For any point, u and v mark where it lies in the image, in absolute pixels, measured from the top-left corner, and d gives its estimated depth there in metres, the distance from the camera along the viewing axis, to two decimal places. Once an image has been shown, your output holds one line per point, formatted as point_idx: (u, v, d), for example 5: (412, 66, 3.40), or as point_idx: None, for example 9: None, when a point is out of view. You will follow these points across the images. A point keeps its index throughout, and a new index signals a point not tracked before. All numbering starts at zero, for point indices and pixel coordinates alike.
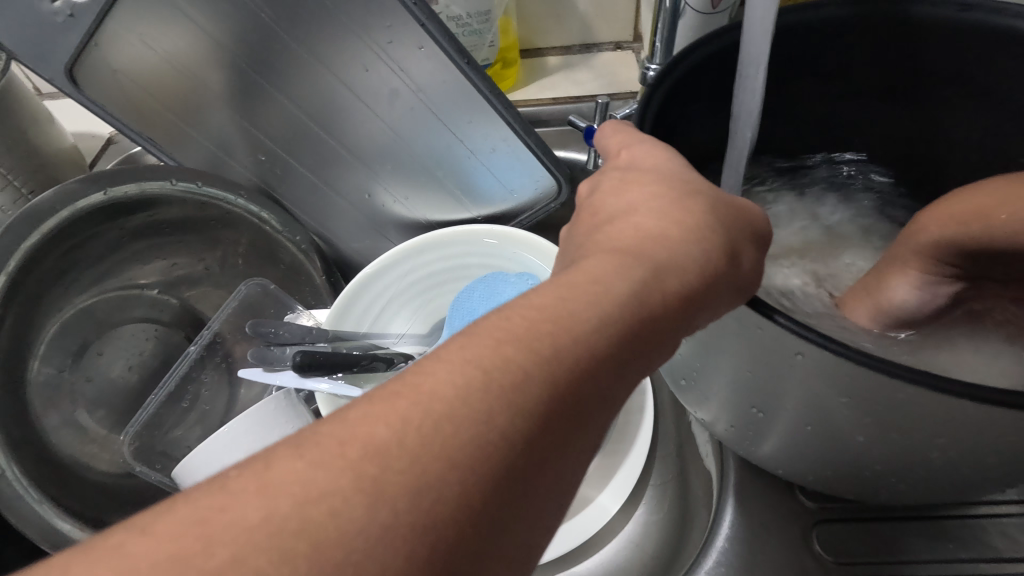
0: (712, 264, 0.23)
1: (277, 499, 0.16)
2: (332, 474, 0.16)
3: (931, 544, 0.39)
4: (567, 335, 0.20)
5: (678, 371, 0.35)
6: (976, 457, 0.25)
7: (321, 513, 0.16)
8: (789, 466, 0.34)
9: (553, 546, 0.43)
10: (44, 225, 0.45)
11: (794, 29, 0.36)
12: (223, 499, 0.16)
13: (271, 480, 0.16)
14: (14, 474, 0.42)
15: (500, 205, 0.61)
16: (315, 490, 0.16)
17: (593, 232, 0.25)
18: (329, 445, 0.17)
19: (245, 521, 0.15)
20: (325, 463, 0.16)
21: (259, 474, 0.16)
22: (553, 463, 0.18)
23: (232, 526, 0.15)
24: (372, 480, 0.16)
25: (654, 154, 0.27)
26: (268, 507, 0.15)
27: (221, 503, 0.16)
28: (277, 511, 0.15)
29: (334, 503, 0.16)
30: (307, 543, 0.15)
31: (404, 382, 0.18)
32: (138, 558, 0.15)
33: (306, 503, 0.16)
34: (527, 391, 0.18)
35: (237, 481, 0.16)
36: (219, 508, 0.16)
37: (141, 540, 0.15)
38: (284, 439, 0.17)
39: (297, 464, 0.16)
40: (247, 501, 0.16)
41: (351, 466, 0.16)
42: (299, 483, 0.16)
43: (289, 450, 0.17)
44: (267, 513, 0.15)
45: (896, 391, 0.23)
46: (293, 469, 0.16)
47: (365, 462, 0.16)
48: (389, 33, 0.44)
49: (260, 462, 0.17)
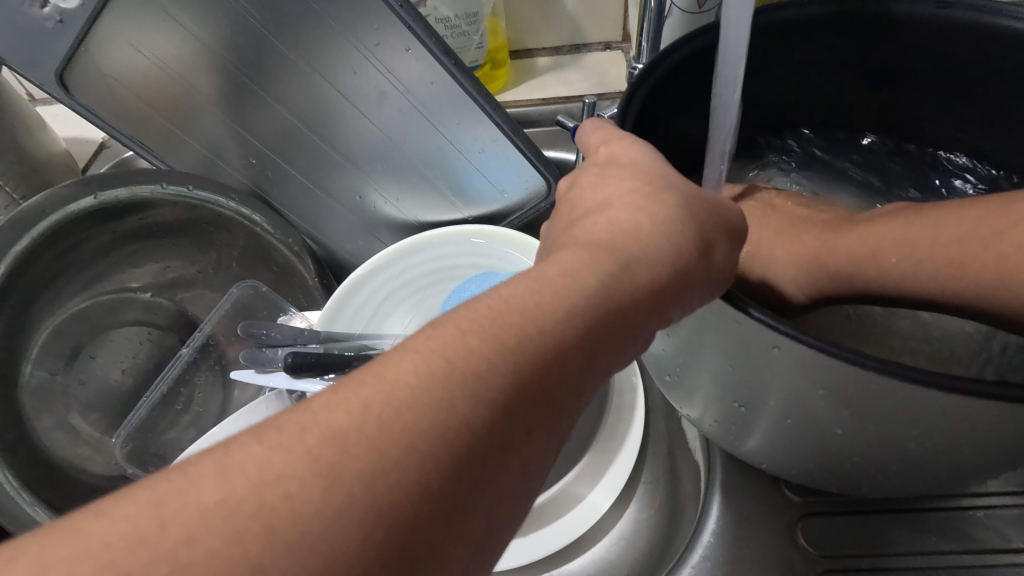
0: (680, 256, 0.24)
1: (233, 482, 0.16)
2: (290, 458, 0.16)
3: (917, 537, 0.39)
4: (531, 325, 0.20)
5: (663, 367, 0.36)
6: (950, 446, 0.25)
7: (277, 496, 0.16)
8: (774, 461, 0.35)
9: (544, 543, 0.43)
10: (35, 229, 0.45)
11: (774, 27, 0.36)
12: (181, 483, 0.16)
13: (230, 465, 0.16)
14: (6, 479, 0.43)
15: (491, 205, 0.61)
16: (272, 473, 0.16)
17: (570, 226, 0.25)
18: (290, 430, 0.17)
19: (199, 502, 0.16)
20: (286, 447, 0.17)
21: (218, 459, 0.17)
22: (515, 451, 0.18)
23: (188, 507, 0.15)
24: (329, 464, 0.16)
25: (632, 150, 0.27)
26: (224, 489, 0.16)
27: (178, 485, 0.16)
28: (232, 493, 0.16)
29: (290, 486, 0.16)
30: (260, 523, 0.15)
31: (368, 371, 0.19)
32: (93, 539, 0.15)
33: (261, 485, 0.16)
34: (488, 379, 0.18)
35: (195, 467, 0.16)
36: (176, 490, 0.16)
37: (99, 519, 0.15)
38: (247, 427, 0.18)
39: (255, 448, 0.17)
40: (203, 484, 0.16)
41: (310, 451, 0.17)
42: (256, 466, 0.16)
43: (251, 436, 0.17)
44: (223, 494, 0.16)
45: (868, 382, 0.23)
46: (252, 454, 0.17)
47: (324, 447, 0.17)
48: (377, 35, 0.45)
49: (219, 450, 0.17)
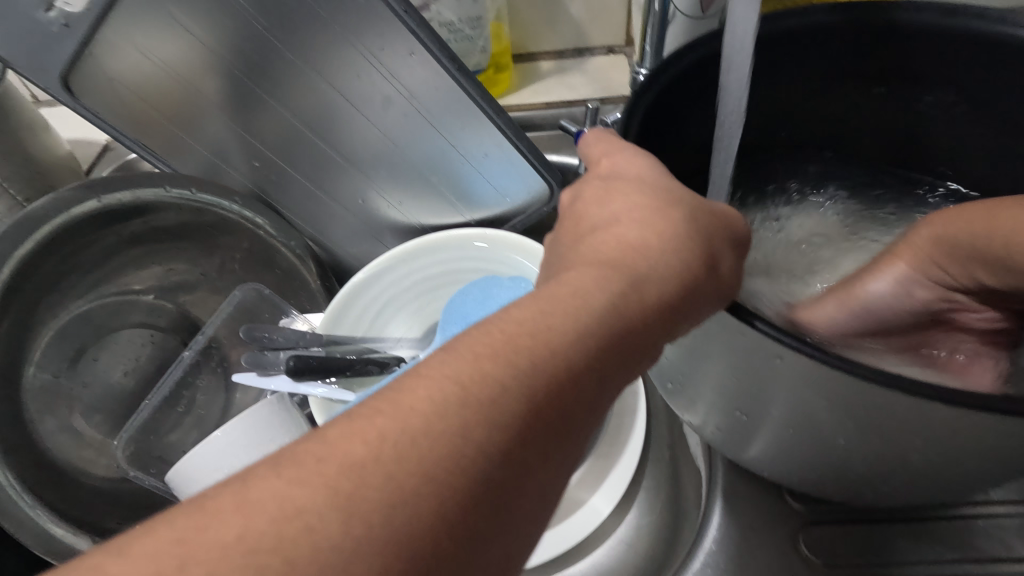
0: (690, 274, 0.23)
1: (253, 517, 0.16)
2: (309, 491, 0.16)
3: (919, 545, 0.39)
4: (543, 348, 0.20)
5: (665, 375, 0.36)
6: (955, 458, 0.25)
7: (297, 530, 0.16)
8: (776, 469, 0.35)
9: (547, 548, 0.43)
10: (39, 232, 0.45)
11: (780, 34, 0.36)
12: (201, 518, 0.16)
13: (251, 499, 0.16)
14: (9, 480, 0.43)
15: (494, 209, 0.61)
16: (292, 507, 0.16)
17: (577, 244, 0.25)
18: (308, 462, 0.17)
19: (220, 539, 0.16)
20: (304, 481, 0.17)
21: (237, 494, 0.16)
22: (531, 475, 0.18)
23: (208, 545, 0.15)
24: (348, 496, 0.16)
25: (635, 162, 0.27)
26: (244, 525, 0.16)
27: (197, 522, 0.16)
28: (253, 527, 0.16)
29: (310, 520, 0.16)
30: (280, 559, 0.15)
31: (384, 399, 0.19)
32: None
33: (282, 520, 0.16)
34: (504, 405, 0.18)
35: (214, 501, 0.16)
36: (196, 527, 0.16)
37: (118, 560, 0.15)
38: (263, 459, 0.18)
39: (274, 481, 0.17)
40: (223, 520, 0.16)
41: (329, 483, 0.17)
42: (276, 500, 0.16)
43: (268, 468, 0.17)
44: (243, 530, 0.16)
45: (875, 396, 0.23)
46: (271, 488, 0.17)
47: (342, 478, 0.17)
48: (381, 40, 0.45)
49: (238, 483, 0.17)
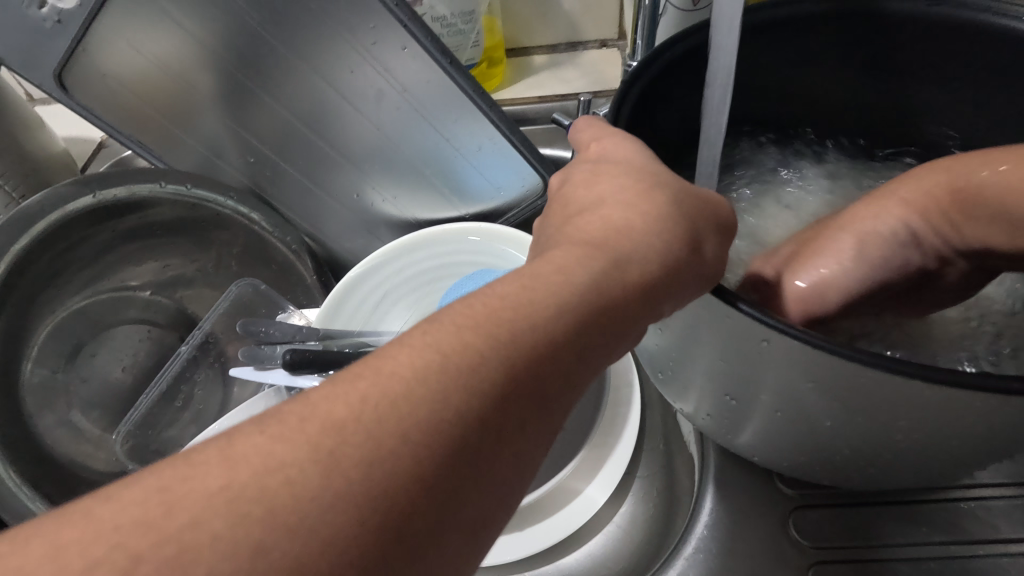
0: (670, 252, 0.24)
1: (238, 468, 0.16)
2: (291, 447, 0.17)
3: (911, 529, 0.39)
4: (523, 321, 0.20)
5: (656, 364, 0.36)
6: (935, 437, 0.26)
7: (278, 483, 0.16)
8: (766, 454, 0.35)
9: (544, 536, 0.44)
10: (34, 229, 0.45)
11: (765, 24, 0.37)
12: (189, 469, 0.16)
13: (235, 453, 0.17)
14: (8, 474, 0.43)
15: (488, 203, 0.61)
16: (274, 461, 0.17)
17: (562, 225, 0.26)
18: (291, 421, 0.18)
19: (205, 488, 0.16)
20: (286, 437, 0.17)
21: (224, 449, 0.17)
22: (509, 442, 0.19)
23: (195, 493, 0.16)
24: (328, 453, 0.17)
25: (622, 146, 0.28)
26: (228, 476, 0.16)
27: (184, 473, 0.16)
28: (236, 479, 0.16)
29: (292, 473, 0.16)
30: (262, 508, 0.16)
31: (366, 365, 0.19)
32: (104, 522, 0.15)
33: (264, 472, 0.16)
34: (483, 372, 0.19)
35: (203, 455, 0.17)
36: (182, 477, 0.16)
37: (109, 505, 0.16)
38: (251, 417, 0.18)
39: (258, 438, 0.17)
40: (210, 471, 0.16)
41: (309, 440, 0.17)
42: (260, 455, 0.17)
43: (254, 427, 0.18)
44: (227, 481, 0.16)
45: (853, 372, 0.23)
46: (255, 444, 0.17)
47: (323, 437, 0.17)
48: (373, 34, 0.45)
49: (224, 439, 0.17)
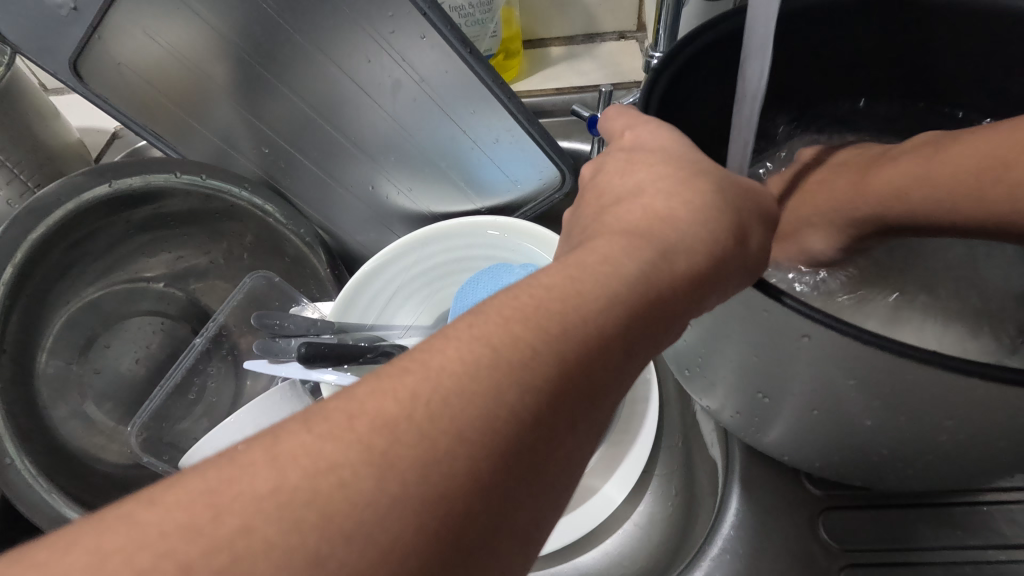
0: (718, 245, 0.23)
1: (286, 470, 0.16)
2: (341, 447, 0.16)
3: (941, 532, 0.38)
4: (573, 314, 0.19)
5: (682, 361, 0.36)
6: (983, 438, 0.25)
7: (331, 485, 0.15)
8: (797, 453, 0.34)
9: (563, 534, 0.43)
10: (50, 217, 0.45)
11: (800, 12, 0.36)
12: (234, 471, 0.16)
13: (281, 453, 0.16)
14: (24, 464, 0.42)
15: (504, 196, 0.60)
16: (324, 462, 0.16)
17: (601, 214, 0.25)
18: (338, 418, 0.17)
19: (253, 491, 0.15)
20: (334, 436, 0.16)
21: (269, 448, 0.16)
22: (560, 441, 0.18)
23: (243, 496, 0.15)
24: (381, 453, 0.16)
25: (660, 134, 0.27)
26: (278, 478, 0.15)
27: (230, 474, 0.16)
28: (286, 481, 0.15)
29: (344, 475, 0.16)
30: (316, 513, 0.15)
31: (412, 359, 0.18)
32: (149, 528, 0.14)
33: (315, 475, 0.16)
34: (535, 368, 0.18)
35: (245, 455, 0.16)
36: (228, 479, 0.15)
37: (152, 509, 0.15)
38: (293, 415, 0.17)
39: (305, 436, 0.16)
40: (256, 473, 0.16)
41: (360, 439, 0.16)
42: (308, 455, 0.16)
43: (298, 424, 0.17)
44: (278, 483, 0.15)
45: (905, 370, 0.23)
46: (302, 443, 0.16)
47: (374, 435, 0.16)
48: (391, 23, 0.44)
49: (269, 437, 0.16)
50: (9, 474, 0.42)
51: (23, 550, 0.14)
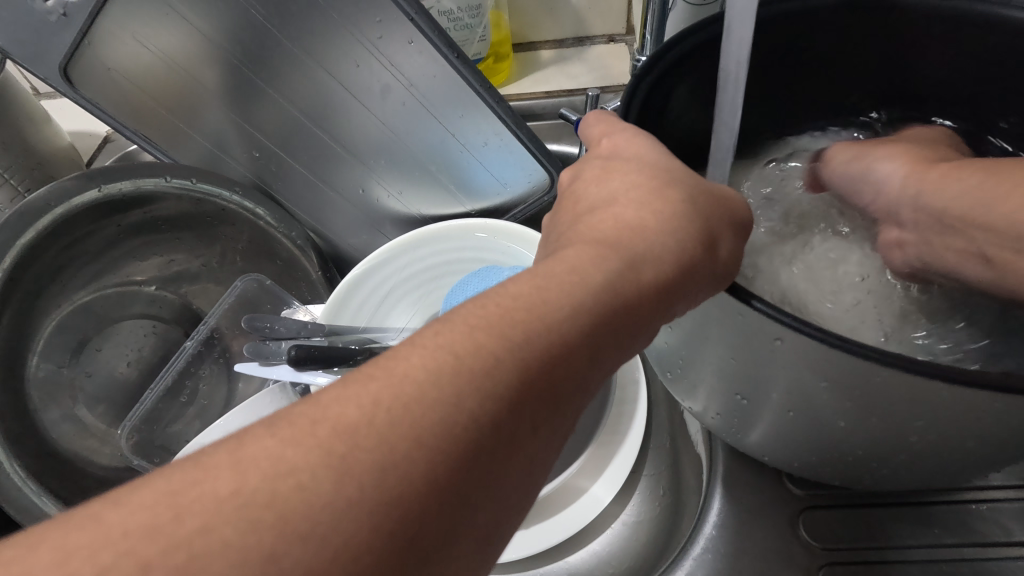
0: (685, 253, 0.23)
1: (247, 473, 0.16)
2: (302, 451, 0.16)
3: (921, 531, 0.39)
4: (537, 322, 0.20)
5: (664, 364, 0.36)
6: (950, 438, 0.25)
7: (289, 487, 0.16)
8: (777, 453, 0.35)
9: (550, 533, 0.44)
10: (39, 222, 0.45)
11: (779, 17, 0.36)
12: (200, 474, 0.16)
13: (244, 457, 0.16)
14: (13, 467, 0.43)
15: (494, 199, 0.61)
16: (284, 465, 0.16)
17: (574, 222, 0.25)
18: (301, 424, 0.17)
19: (214, 493, 0.16)
20: (295, 441, 0.17)
21: (233, 451, 0.17)
22: (521, 446, 0.18)
23: (205, 498, 0.15)
24: (341, 457, 0.16)
25: (634, 141, 0.27)
26: (238, 481, 0.16)
27: (195, 477, 0.16)
28: (247, 483, 0.16)
29: (302, 478, 0.16)
30: (272, 514, 0.15)
31: (377, 366, 0.19)
32: (113, 528, 0.15)
33: (274, 477, 0.16)
34: (497, 376, 0.18)
35: (212, 458, 0.16)
36: (191, 482, 0.16)
37: (120, 510, 0.15)
38: (260, 420, 0.18)
39: (268, 441, 0.17)
40: (219, 476, 0.16)
41: (320, 444, 0.17)
42: (269, 459, 0.16)
43: (263, 429, 0.17)
44: (238, 486, 0.16)
45: (866, 372, 0.23)
46: (265, 447, 0.17)
47: (335, 440, 0.17)
48: (379, 28, 0.45)
49: (234, 441, 0.17)
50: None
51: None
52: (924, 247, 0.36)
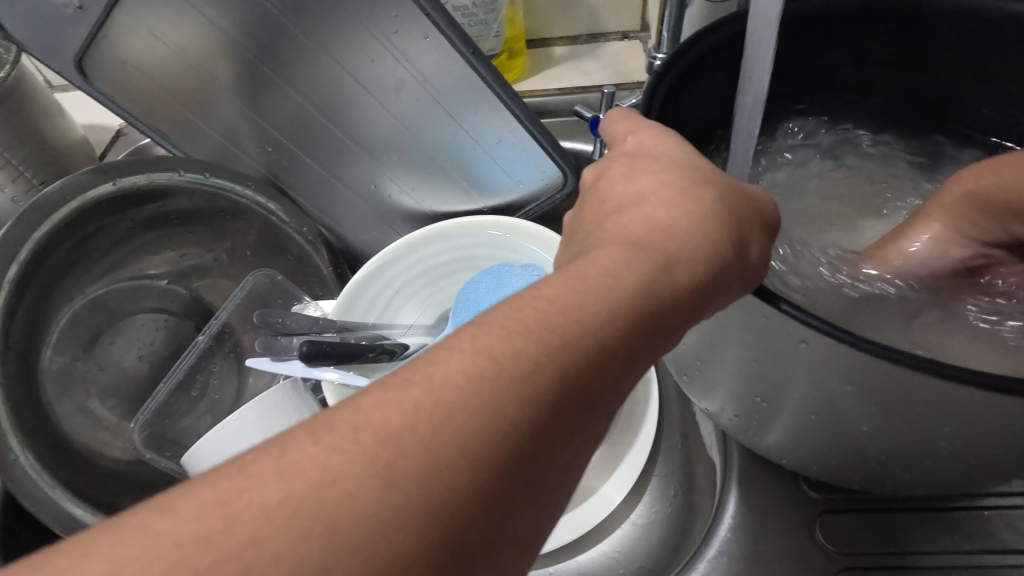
0: (717, 256, 0.23)
1: (294, 481, 0.16)
2: (346, 459, 0.16)
3: (938, 536, 0.39)
4: (575, 327, 0.20)
5: (682, 366, 0.36)
6: (982, 445, 0.25)
7: (336, 497, 0.16)
8: (795, 456, 0.34)
9: (563, 534, 0.43)
10: (56, 215, 0.45)
11: (803, 14, 0.35)
12: (243, 481, 0.16)
13: (289, 464, 0.16)
14: (28, 459, 0.42)
15: (507, 196, 0.61)
16: (330, 474, 0.16)
17: (601, 223, 0.25)
18: (343, 429, 0.17)
19: (263, 502, 0.15)
20: (340, 448, 0.17)
21: (277, 458, 0.16)
22: (561, 451, 0.18)
23: (253, 506, 0.15)
24: (386, 465, 0.16)
25: (662, 141, 0.27)
26: (287, 489, 0.16)
27: (239, 484, 0.16)
28: (295, 492, 0.16)
29: (349, 487, 0.16)
30: (323, 524, 0.15)
31: (415, 370, 0.18)
32: (162, 537, 0.15)
33: (321, 486, 0.16)
34: (535, 381, 0.18)
35: (255, 465, 0.16)
36: (238, 490, 0.16)
37: (166, 518, 0.15)
38: (299, 424, 0.18)
39: (312, 448, 0.17)
40: (265, 482, 0.16)
41: (365, 451, 0.16)
42: (315, 467, 0.16)
43: (306, 434, 0.17)
44: (286, 494, 0.16)
45: (902, 379, 0.23)
46: (309, 454, 0.16)
47: (378, 447, 0.17)
48: (395, 24, 0.44)
49: (277, 448, 0.17)
50: (13, 471, 0.42)
51: (41, 557, 0.15)
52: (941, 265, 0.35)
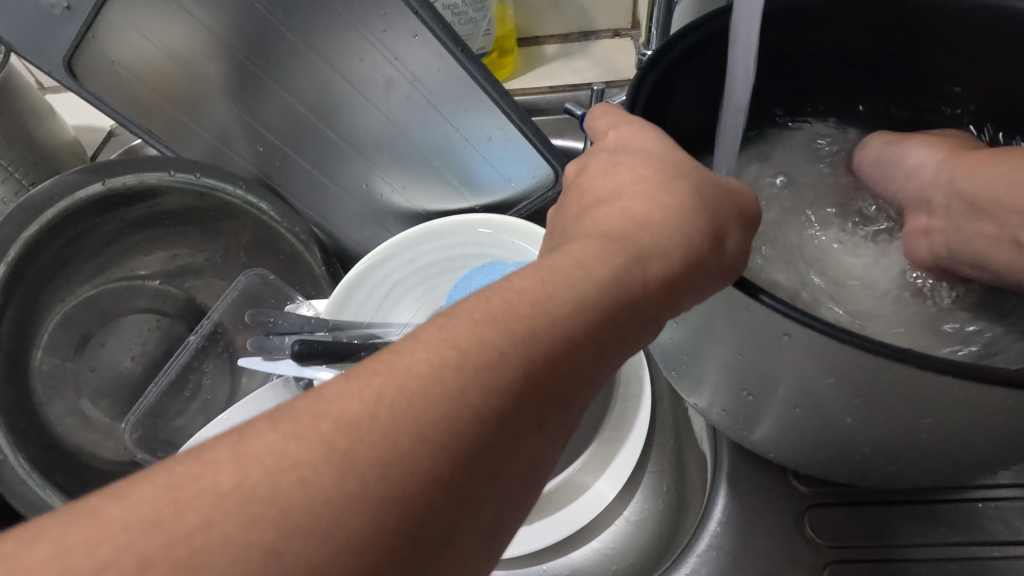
0: (691, 248, 0.23)
1: (249, 467, 0.16)
2: (304, 446, 0.16)
3: (928, 530, 0.39)
4: (543, 318, 0.20)
5: (669, 361, 0.36)
6: (962, 435, 0.25)
7: (291, 483, 0.16)
8: (781, 450, 0.34)
9: (554, 529, 0.44)
10: (44, 216, 0.45)
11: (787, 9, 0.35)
12: (199, 467, 0.16)
13: (246, 451, 0.16)
14: (16, 460, 0.43)
15: (498, 194, 0.61)
16: (286, 460, 0.16)
17: (579, 217, 0.25)
18: (304, 418, 0.17)
19: (216, 487, 0.15)
20: (298, 435, 0.17)
21: (234, 446, 0.16)
22: (526, 441, 0.18)
23: (205, 492, 0.15)
24: (343, 453, 0.16)
25: (640, 135, 0.27)
26: (240, 475, 0.16)
27: (195, 471, 0.16)
28: (248, 478, 0.16)
29: (305, 473, 0.16)
30: (275, 510, 0.15)
31: (381, 360, 0.18)
32: (112, 521, 0.15)
33: (276, 472, 0.16)
34: (499, 371, 0.18)
35: (211, 451, 0.16)
36: (192, 475, 0.16)
37: (118, 504, 0.15)
38: (261, 413, 0.18)
39: (270, 435, 0.17)
40: (220, 469, 0.16)
41: (323, 439, 0.17)
42: (271, 453, 0.16)
43: (265, 423, 0.17)
44: (239, 480, 0.16)
45: (877, 368, 0.23)
46: (266, 441, 0.16)
47: (338, 435, 0.17)
48: (384, 22, 0.44)
49: (234, 435, 0.17)
50: (5, 471, 0.42)
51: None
52: (950, 234, 0.35)
